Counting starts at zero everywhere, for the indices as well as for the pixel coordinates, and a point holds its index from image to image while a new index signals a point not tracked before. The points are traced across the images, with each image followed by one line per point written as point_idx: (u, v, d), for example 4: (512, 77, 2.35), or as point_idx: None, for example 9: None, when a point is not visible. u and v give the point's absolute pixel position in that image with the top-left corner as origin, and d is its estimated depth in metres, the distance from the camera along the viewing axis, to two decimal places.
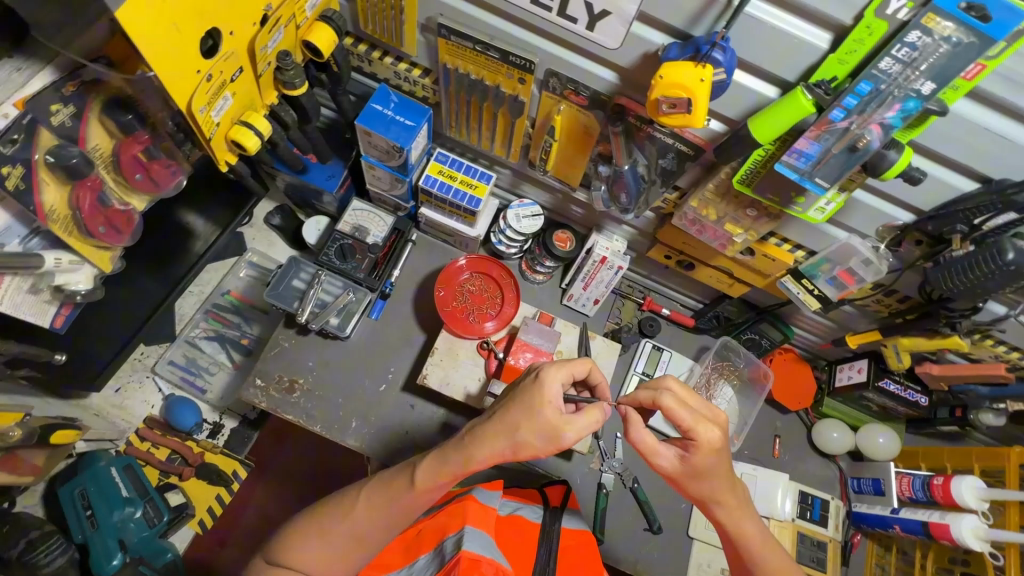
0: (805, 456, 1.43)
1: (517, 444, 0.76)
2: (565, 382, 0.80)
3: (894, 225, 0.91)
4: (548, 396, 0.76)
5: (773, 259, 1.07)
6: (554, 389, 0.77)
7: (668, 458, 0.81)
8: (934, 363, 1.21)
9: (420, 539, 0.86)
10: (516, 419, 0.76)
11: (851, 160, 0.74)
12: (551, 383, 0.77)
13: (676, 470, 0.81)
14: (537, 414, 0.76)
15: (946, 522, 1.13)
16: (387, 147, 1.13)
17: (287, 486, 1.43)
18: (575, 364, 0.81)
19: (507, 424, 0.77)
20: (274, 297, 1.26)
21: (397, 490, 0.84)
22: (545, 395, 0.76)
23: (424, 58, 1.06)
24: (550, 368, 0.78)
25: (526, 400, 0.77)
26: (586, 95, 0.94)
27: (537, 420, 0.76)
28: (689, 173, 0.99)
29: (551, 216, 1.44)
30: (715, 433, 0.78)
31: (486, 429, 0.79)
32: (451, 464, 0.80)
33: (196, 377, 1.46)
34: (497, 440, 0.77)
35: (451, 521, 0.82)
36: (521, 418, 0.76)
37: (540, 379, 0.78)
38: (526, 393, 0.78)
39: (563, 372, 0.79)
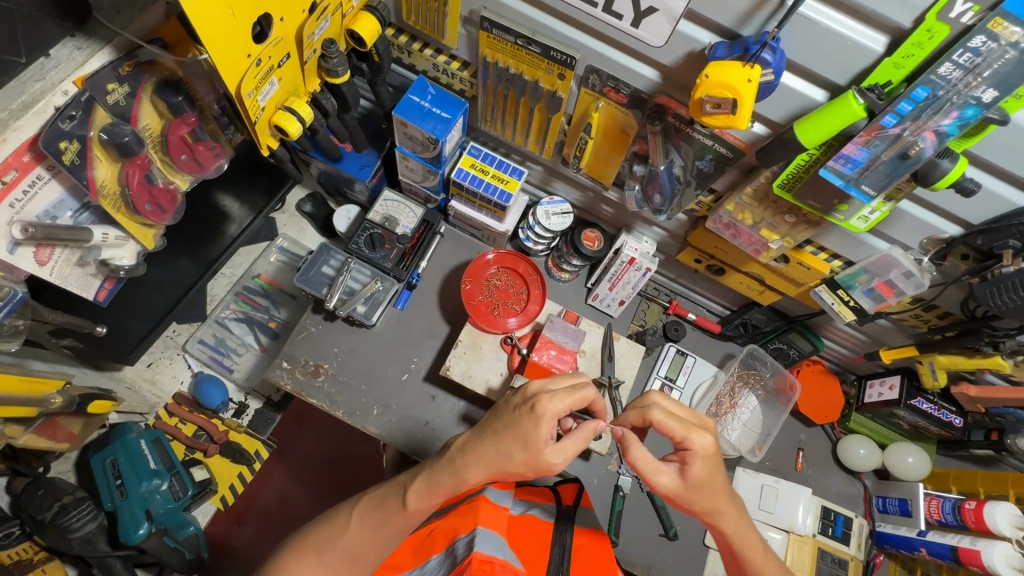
0: (828, 471, 1.40)
1: (504, 469, 0.81)
2: (562, 412, 0.81)
3: (940, 237, 0.88)
4: (544, 432, 0.79)
5: (809, 268, 1.05)
6: (549, 426, 0.79)
7: (666, 477, 0.79)
8: (971, 383, 1.17)
9: (432, 540, 0.85)
10: (506, 450, 0.80)
11: (900, 168, 0.72)
12: (548, 419, 0.79)
13: (675, 489, 0.79)
14: (529, 448, 0.79)
15: (977, 548, 1.10)
16: (423, 139, 1.14)
17: (305, 470, 1.46)
18: (577, 398, 0.81)
19: (501, 452, 0.80)
20: (303, 282, 1.29)
21: (387, 513, 0.84)
22: (540, 432, 0.79)
23: (464, 51, 1.07)
24: (550, 403, 0.79)
25: (519, 433, 0.79)
26: (626, 93, 0.94)
27: (528, 452, 0.79)
28: (727, 175, 0.98)
29: (580, 215, 1.43)
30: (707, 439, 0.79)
31: (476, 452, 0.81)
32: (441, 486, 0.82)
33: (224, 356, 1.50)
34: (482, 465, 0.81)
35: (461, 522, 0.82)
36: (516, 449, 0.79)
37: (538, 414, 0.79)
38: (521, 425, 0.80)
39: (563, 402, 0.80)
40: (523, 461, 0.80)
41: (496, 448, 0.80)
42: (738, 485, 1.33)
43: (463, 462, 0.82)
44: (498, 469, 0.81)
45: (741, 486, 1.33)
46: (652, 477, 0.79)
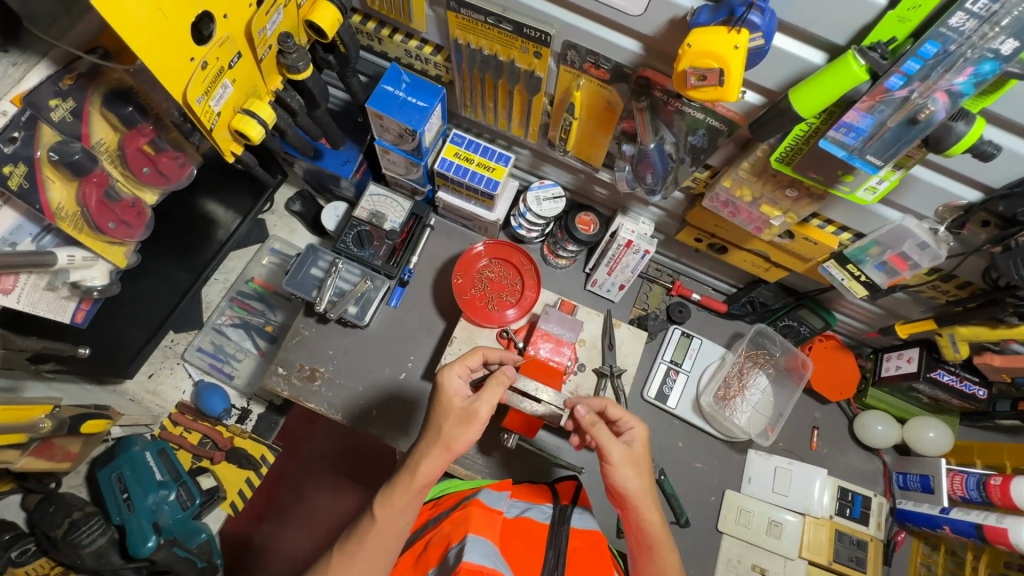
0: (845, 449, 1.36)
1: (447, 442, 0.80)
2: (465, 374, 0.89)
3: (958, 204, 0.80)
4: (452, 391, 0.84)
5: (815, 243, 0.99)
6: (453, 381, 0.86)
7: (613, 447, 0.83)
8: (996, 353, 1.10)
9: (426, 554, 0.83)
10: (440, 426, 0.82)
11: (909, 134, 0.65)
12: (452, 380, 0.86)
13: (620, 459, 0.83)
14: (452, 411, 0.82)
15: (1003, 526, 1.05)
16: (400, 131, 1.09)
17: (317, 466, 1.46)
18: (469, 355, 0.91)
19: (434, 434, 0.82)
20: (293, 286, 1.27)
21: (358, 547, 0.77)
22: (451, 395, 0.84)
23: (435, 35, 1.00)
24: (444, 367, 0.87)
25: (440, 408, 0.83)
26: (608, 68, 0.87)
27: (453, 416, 0.82)
28: (722, 150, 0.91)
29: (573, 197, 1.37)
30: (647, 431, 0.89)
31: (420, 447, 0.81)
32: (399, 486, 0.79)
33: (224, 363, 1.49)
34: (434, 450, 0.80)
35: (452, 531, 0.82)
36: (442, 419, 0.82)
37: (439, 381, 0.86)
38: (435, 404, 0.85)
39: (459, 368, 0.88)
40: (458, 429, 0.81)
41: (433, 433, 0.82)
42: (750, 467, 1.30)
43: (416, 460, 0.80)
44: (455, 451, 0.80)
45: (754, 469, 1.29)
46: (604, 441, 0.83)
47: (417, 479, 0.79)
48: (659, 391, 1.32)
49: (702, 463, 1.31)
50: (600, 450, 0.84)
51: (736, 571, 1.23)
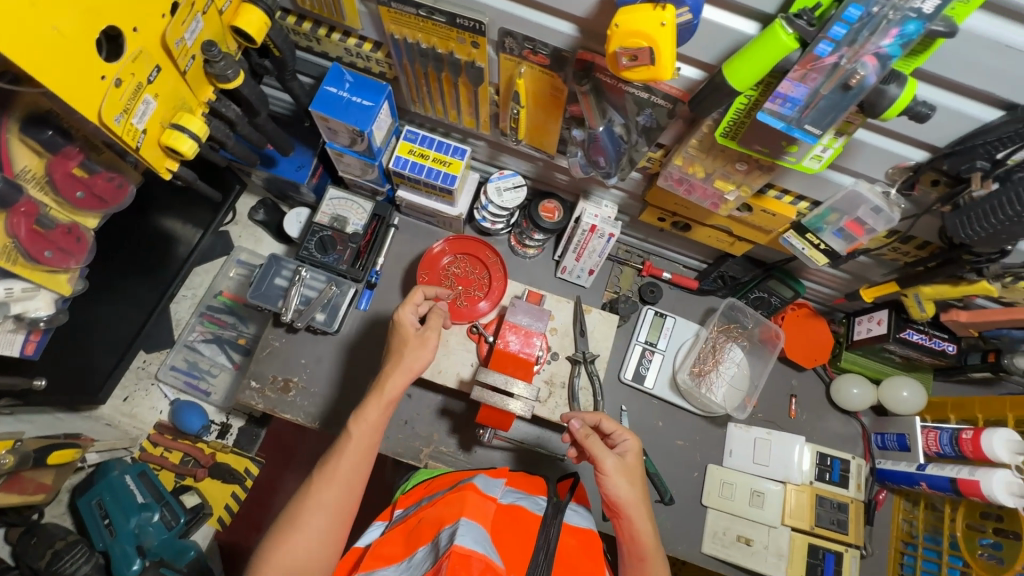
0: (824, 414, 1.37)
1: (409, 365, 0.96)
2: (418, 311, 1.02)
3: (906, 165, 0.80)
4: (407, 324, 0.99)
5: (774, 215, 0.98)
6: (407, 316, 1.00)
7: (609, 461, 0.88)
8: (961, 309, 1.11)
9: (420, 530, 0.82)
10: (400, 354, 0.97)
11: (845, 101, 0.64)
12: (406, 313, 1.00)
13: (614, 470, 0.88)
14: (410, 339, 0.98)
15: (975, 479, 1.06)
16: (348, 132, 1.07)
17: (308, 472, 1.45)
18: (415, 296, 1.02)
19: (395, 359, 0.96)
20: (258, 298, 1.25)
21: (338, 459, 0.89)
22: (407, 328, 0.99)
23: (371, 30, 0.97)
24: (399, 308, 1.00)
25: (399, 339, 0.99)
26: (546, 53, 0.85)
27: (410, 343, 0.98)
28: (671, 129, 0.90)
29: (536, 185, 1.35)
30: (640, 444, 0.94)
31: (384, 370, 0.96)
32: (369, 409, 0.92)
33: (199, 380, 1.48)
34: (397, 372, 0.95)
35: (446, 512, 0.80)
36: (403, 346, 0.97)
37: (396, 319, 1.00)
38: (394, 338, 1.00)
39: (411, 303, 1.01)
40: (414, 352, 0.97)
41: (395, 358, 0.97)
42: (731, 441, 1.30)
43: (382, 380, 0.95)
44: (415, 369, 0.96)
45: (734, 442, 1.30)
46: (599, 454, 0.88)
47: (384, 393, 0.93)
48: (636, 372, 1.32)
49: (684, 440, 1.32)
50: (596, 463, 0.89)
51: (721, 543, 1.23)
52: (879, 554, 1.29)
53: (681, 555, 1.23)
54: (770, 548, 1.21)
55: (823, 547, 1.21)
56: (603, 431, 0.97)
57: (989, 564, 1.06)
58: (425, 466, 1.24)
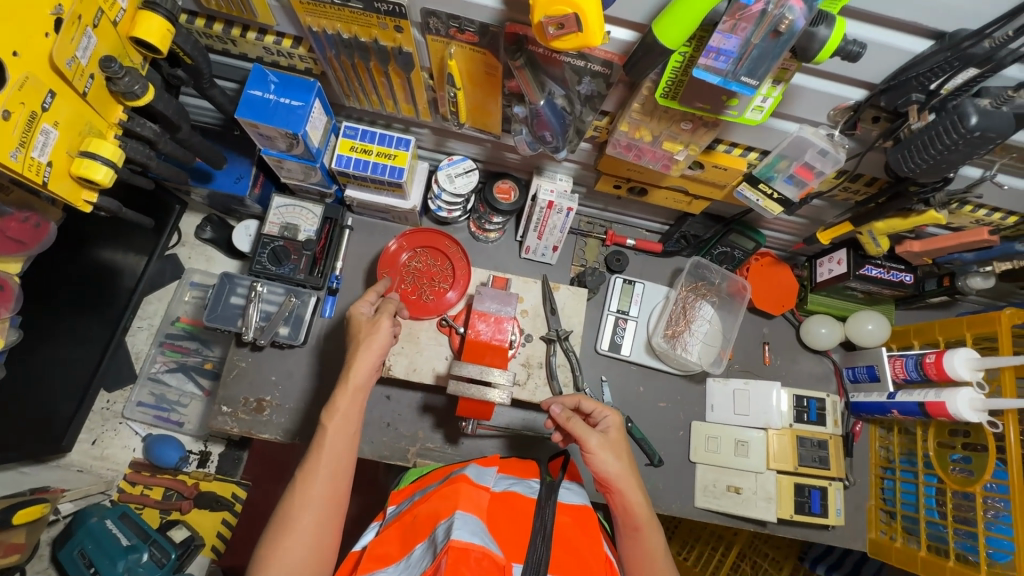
0: (796, 357, 1.41)
1: (370, 349, 0.95)
2: (372, 303, 1.04)
3: (846, 105, 0.80)
4: (363, 315, 1.01)
5: (725, 169, 0.98)
6: (362, 308, 1.02)
7: (592, 440, 0.90)
8: (914, 239, 1.13)
9: (416, 526, 0.80)
10: (360, 342, 0.97)
11: (776, 48, 0.63)
12: (361, 304, 1.02)
13: (599, 447, 0.90)
14: (364, 325, 0.99)
15: (942, 400, 1.10)
16: (282, 136, 1.02)
17: None
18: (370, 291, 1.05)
19: (354, 348, 0.96)
20: (216, 320, 1.21)
21: (318, 456, 0.86)
22: (359, 319, 1.00)
23: (289, 26, 0.91)
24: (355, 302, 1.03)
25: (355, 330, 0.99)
26: (474, 30, 0.81)
27: (363, 328, 0.98)
28: (613, 94, 0.88)
29: (488, 167, 1.32)
30: (621, 418, 0.96)
31: (347, 361, 0.95)
32: (340, 399, 0.91)
33: (170, 412, 1.43)
34: (360, 359, 0.94)
35: (440, 506, 0.79)
36: (361, 333, 0.97)
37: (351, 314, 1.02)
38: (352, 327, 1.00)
39: (365, 297, 1.03)
40: (370, 336, 0.97)
41: (353, 347, 0.97)
42: (711, 395, 1.33)
43: (346, 370, 0.94)
44: (377, 350, 0.95)
45: (715, 396, 1.32)
46: (582, 434, 0.90)
47: (351, 382, 0.92)
48: (612, 341, 1.32)
49: (666, 402, 1.33)
50: (580, 443, 0.90)
51: (714, 496, 1.25)
52: (861, 482, 1.35)
53: (676, 512, 1.26)
54: (759, 493, 1.23)
55: (807, 485, 1.24)
56: (584, 412, 0.98)
57: (961, 477, 1.12)
58: (415, 465, 1.23)
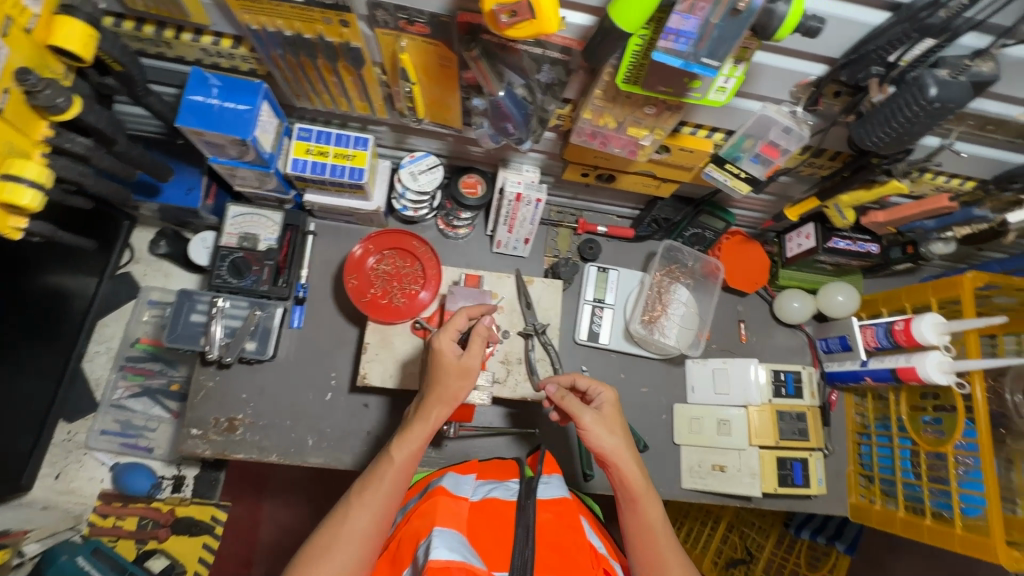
0: (770, 332, 1.43)
1: (453, 396, 0.90)
2: (454, 337, 0.94)
3: (807, 81, 0.79)
4: (452, 356, 0.91)
5: (692, 151, 0.96)
6: (449, 346, 0.92)
7: (587, 417, 0.90)
8: (879, 210, 1.14)
9: (401, 551, 0.79)
10: (444, 385, 0.91)
11: (736, 27, 0.61)
12: (446, 342, 0.92)
13: (593, 423, 0.90)
14: (453, 369, 0.90)
15: (912, 365, 1.14)
16: (229, 142, 0.97)
17: (289, 494, 1.43)
18: (456, 322, 0.94)
19: (438, 389, 0.90)
20: (176, 340, 1.15)
21: (377, 486, 0.84)
22: (446, 357, 0.91)
23: (226, 25, 0.85)
24: (440, 335, 0.92)
25: (441, 371, 0.90)
26: (424, 21, 0.77)
27: (453, 371, 0.90)
28: (575, 81, 0.85)
29: (452, 161, 1.28)
30: (616, 394, 0.96)
31: (426, 400, 0.91)
32: (414, 432, 0.89)
33: (137, 438, 1.36)
34: (434, 407, 0.90)
35: (420, 526, 0.78)
36: (452, 379, 0.90)
37: (435, 347, 0.92)
38: (439, 365, 0.90)
39: (449, 330, 0.93)
40: (458, 383, 0.90)
41: (436, 389, 0.91)
42: (691, 376, 1.34)
43: (428, 409, 0.90)
44: (460, 398, 0.91)
45: (694, 377, 1.33)
46: (576, 411, 0.90)
47: (430, 424, 0.89)
48: (590, 331, 1.32)
49: (647, 387, 1.34)
50: (576, 421, 0.90)
51: (699, 476, 1.27)
52: (839, 450, 1.38)
53: (664, 496, 1.27)
54: (743, 470, 1.25)
55: (789, 458, 1.26)
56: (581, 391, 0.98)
57: (934, 439, 1.15)
58: None
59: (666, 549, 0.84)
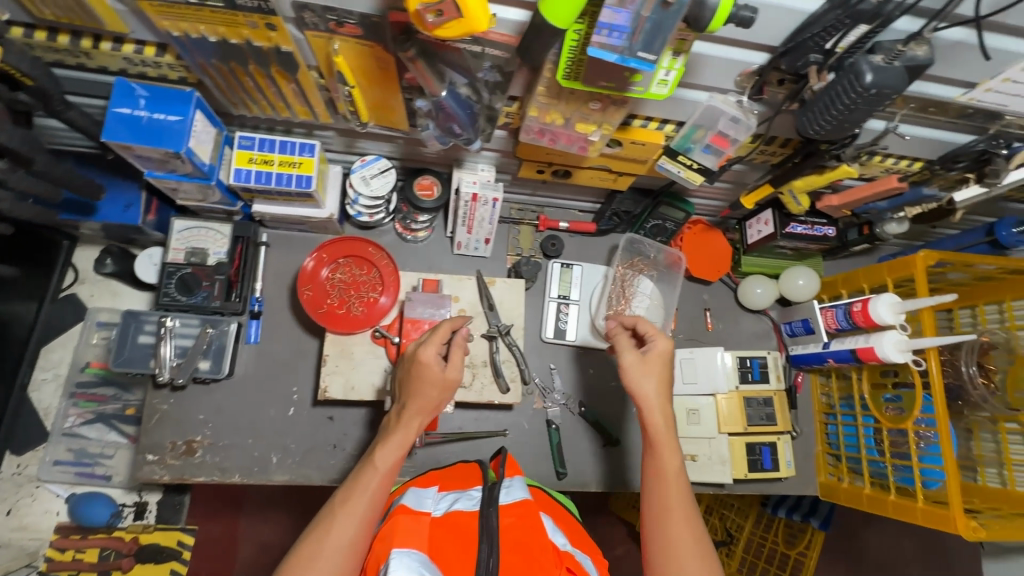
0: (736, 318, 1.44)
1: (433, 407, 0.90)
2: (439, 348, 0.93)
3: (750, 70, 0.78)
4: (437, 368, 0.90)
5: (643, 144, 0.95)
6: (434, 358, 0.90)
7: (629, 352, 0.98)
8: (833, 193, 1.15)
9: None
10: (424, 397, 0.89)
11: (669, 18, 0.60)
12: (429, 355, 0.90)
13: (630, 364, 0.97)
14: (435, 382, 0.89)
15: (870, 345, 1.16)
16: (162, 156, 0.92)
17: (266, 509, 1.41)
18: (440, 335, 0.93)
19: (418, 400, 0.89)
20: (122, 365, 1.11)
21: (360, 493, 0.82)
22: (430, 369, 0.89)
23: (146, 32, 0.80)
24: (425, 347, 0.90)
25: (424, 382, 0.89)
26: (355, 22, 0.74)
27: (437, 384, 0.89)
28: (518, 78, 0.83)
29: (407, 163, 1.24)
30: (671, 343, 0.98)
31: (406, 410, 0.89)
32: (397, 438, 0.87)
33: (93, 467, 1.30)
34: (415, 416, 0.89)
35: (381, 550, 0.77)
36: (435, 391, 0.89)
37: (418, 358, 0.90)
38: (422, 377, 0.89)
39: (434, 341, 0.92)
40: (440, 395, 0.90)
41: (416, 400, 0.89)
42: None
43: (409, 417, 0.89)
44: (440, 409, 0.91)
45: None
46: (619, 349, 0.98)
47: (412, 433, 0.88)
48: (556, 328, 1.31)
49: (617, 380, 1.33)
50: (618, 354, 0.99)
51: None
52: (809, 431, 1.40)
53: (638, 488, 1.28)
54: (714, 457, 1.25)
55: (758, 443, 1.27)
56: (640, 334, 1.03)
57: (895, 415, 1.17)
58: None
59: (673, 499, 0.87)
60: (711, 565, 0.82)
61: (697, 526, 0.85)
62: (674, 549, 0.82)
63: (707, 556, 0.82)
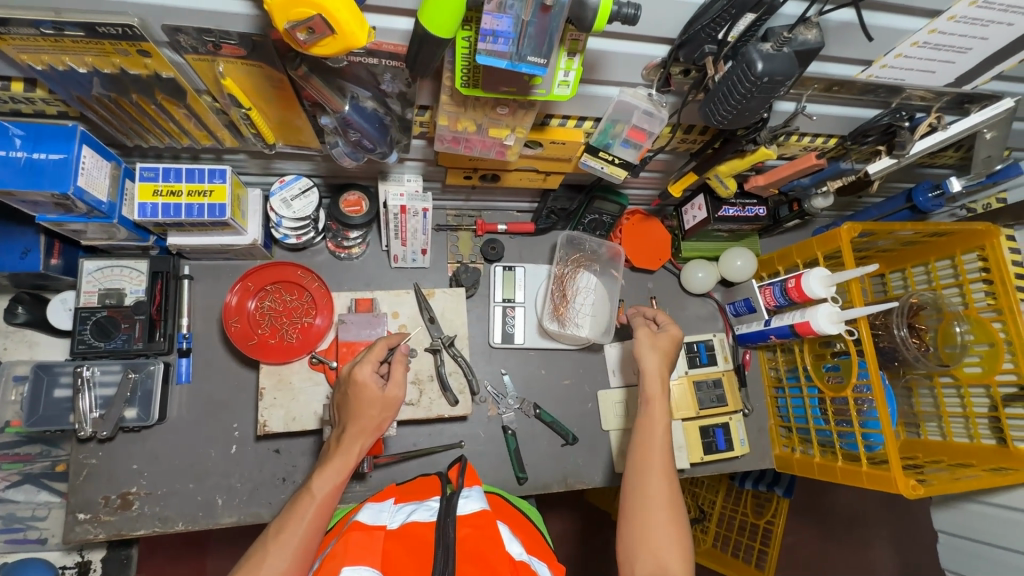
0: (682, 303, 1.45)
1: (373, 427, 0.87)
2: (376, 366, 0.91)
3: (654, 63, 0.77)
4: (373, 384, 0.88)
5: (563, 143, 0.94)
6: (368, 377, 0.88)
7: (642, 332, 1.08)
8: (759, 175, 1.16)
9: None
10: (364, 417, 0.87)
11: (552, 22, 0.59)
12: (366, 376, 0.88)
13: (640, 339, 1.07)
14: (373, 402, 0.87)
15: (806, 319, 1.19)
16: (50, 199, 0.85)
17: (232, 543, 1.49)
18: (376, 351, 0.91)
19: (356, 423, 0.86)
20: (39, 423, 1.06)
21: (297, 525, 0.77)
22: (365, 388, 0.87)
23: (8, 68, 0.74)
24: (361, 366, 0.88)
25: (363, 402, 0.86)
26: (236, 42, 0.69)
27: (377, 404, 0.87)
28: (422, 87, 0.80)
29: (331, 180, 1.20)
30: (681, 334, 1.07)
31: (347, 433, 0.86)
32: (337, 462, 0.84)
33: (25, 531, 1.23)
34: (355, 438, 0.86)
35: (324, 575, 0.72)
36: (376, 412, 0.87)
37: (354, 377, 0.88)
38: (359, 396, 0.87)
39: (369, 359, 0.90)
40: (380, 413, 0.87)
41: (355, 421, 0.86)
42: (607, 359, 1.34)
43: (348, 440, 0.86)
44: (381, 430, 0.88)
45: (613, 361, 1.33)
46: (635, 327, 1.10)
47: (351, 457, 0.85)
48: (504, 333, 1.30)
49: (570, 378, 1.32)
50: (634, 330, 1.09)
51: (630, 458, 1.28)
52: (759, 407, 1.44)
53: (600, 483, 1.27)
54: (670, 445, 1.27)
55: (710, 425, 1.29)
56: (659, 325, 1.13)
57: (836, 384, 1.20)
58: None
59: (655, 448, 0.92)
60: (678, 515, 0.85)
61: (677, 491, 0.88)
62: (646, 504, 0.85)
63: (677, 516, 0.84)
